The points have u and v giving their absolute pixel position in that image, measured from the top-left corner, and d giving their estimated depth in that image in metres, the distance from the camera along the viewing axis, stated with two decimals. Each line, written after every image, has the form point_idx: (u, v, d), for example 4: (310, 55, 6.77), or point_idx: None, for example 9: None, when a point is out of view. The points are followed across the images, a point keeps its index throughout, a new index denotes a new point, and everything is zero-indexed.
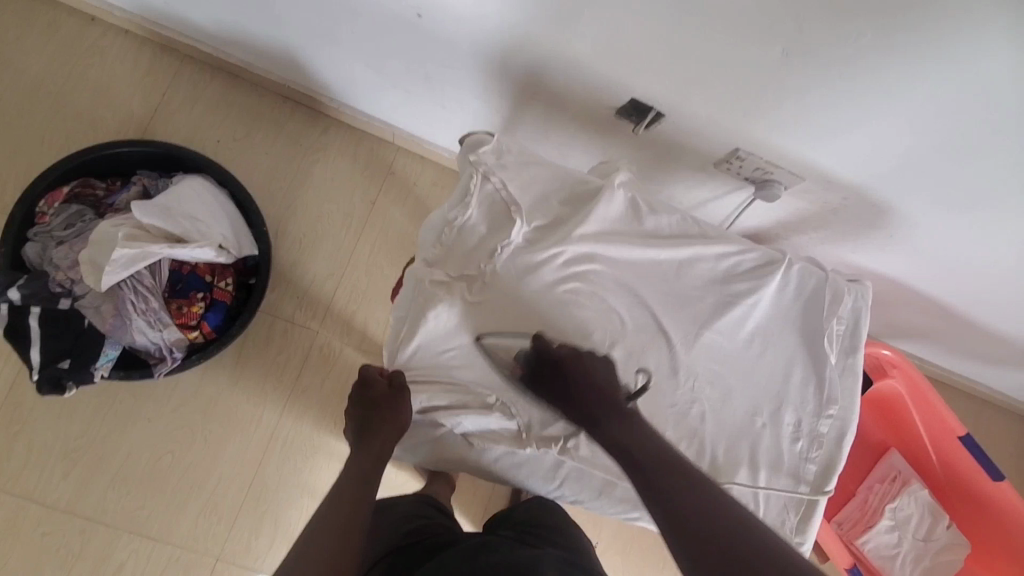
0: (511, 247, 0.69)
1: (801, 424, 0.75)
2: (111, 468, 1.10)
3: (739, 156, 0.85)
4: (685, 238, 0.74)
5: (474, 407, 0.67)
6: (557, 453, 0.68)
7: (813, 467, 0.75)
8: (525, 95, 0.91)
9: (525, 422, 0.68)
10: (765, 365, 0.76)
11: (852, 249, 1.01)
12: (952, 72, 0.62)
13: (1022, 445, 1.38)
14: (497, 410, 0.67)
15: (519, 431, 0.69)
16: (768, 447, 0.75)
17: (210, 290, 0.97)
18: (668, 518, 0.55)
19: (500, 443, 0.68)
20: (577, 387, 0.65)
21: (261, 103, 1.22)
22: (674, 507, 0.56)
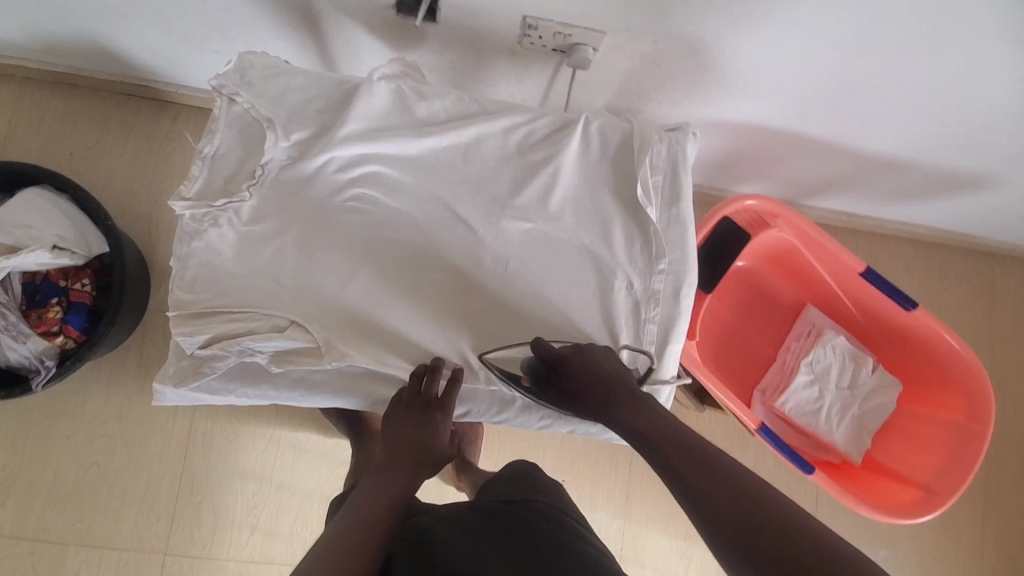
0: (271, 164, 0.66)
1: (634, 285, 0.72)
2: (43, 489, 1.13)
3: (531, 25, 0.80)
4: (466, 117, 0.71)
5: (263, 330, 0.63)
6: (361, 361, 0.65)
7: (654, 326, 0.71)
8: (312, 19, 0.87)
9: (324, 337, 0.64)
10: (583, 232, 0.72)
11: (703, 103, 0.95)
12: None
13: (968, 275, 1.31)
14: (291, 329, 0.64)
15: (318, 348, 0.65)
16: (603, 315, 0.71)
17: (66, 294, 0.98)
18: (680, 480, 0.55)
19: (300, 363, 0.64)
20: (588, 382, 0.65)
21: (105, 106, 1.20)
22: (688, 468, 0.55)
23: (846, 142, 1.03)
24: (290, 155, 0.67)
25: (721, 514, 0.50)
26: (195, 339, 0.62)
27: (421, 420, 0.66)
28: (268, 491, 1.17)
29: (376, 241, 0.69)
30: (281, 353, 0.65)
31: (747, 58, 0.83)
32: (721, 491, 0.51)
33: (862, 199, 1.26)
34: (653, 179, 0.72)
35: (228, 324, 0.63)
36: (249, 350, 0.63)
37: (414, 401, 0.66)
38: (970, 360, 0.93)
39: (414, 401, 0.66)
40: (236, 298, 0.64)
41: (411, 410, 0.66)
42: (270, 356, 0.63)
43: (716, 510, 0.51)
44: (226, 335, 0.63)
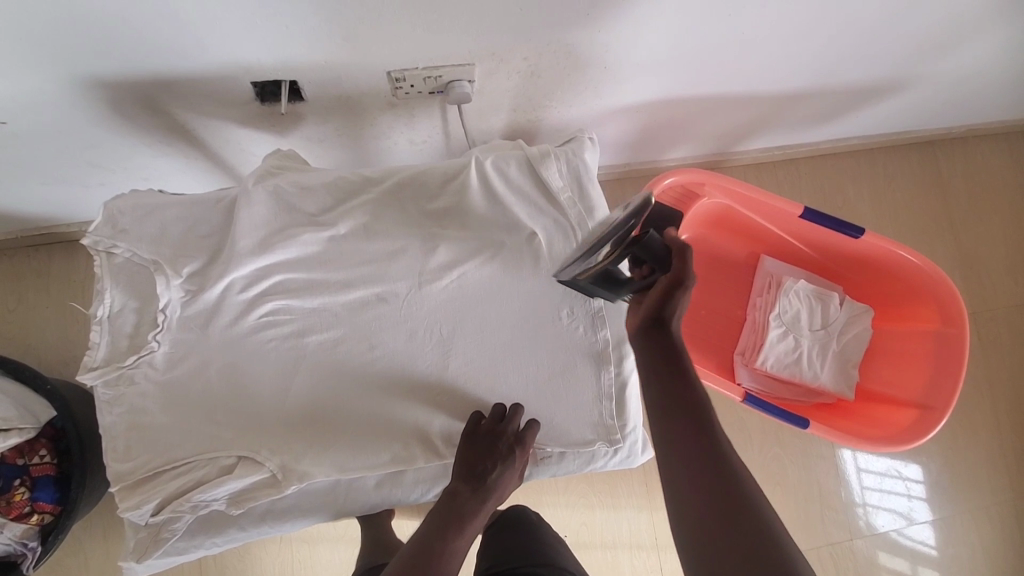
0: (171, 306, 0.63)
1: (575, 310, 0.71)
2: None
3: (398, 78, 0.77)
4: (357, 198, 0.67)
5: (212, 477, 0.61)
6: (325, 474, 0.63)
7: (605, 343, 0.70)
8: (183, 131, 0.83)
9: (277, 463, 0.62)
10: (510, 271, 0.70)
11: (598, 96, 0.93)
12: None
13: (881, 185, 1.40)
14: (239, 467, 0.62)
15: (275, 475, 0.63)
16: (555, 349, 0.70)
17: (27, 471, 0.94)
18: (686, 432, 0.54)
19: (261, 496, 0.63)
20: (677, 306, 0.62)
21: (16, 263, 1.16)
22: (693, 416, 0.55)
23: (749, 91, 1.02)
24: (193, 286, 0.64)
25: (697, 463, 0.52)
26: (139, 513, 0.61)
27: (487, 461, 0.64)
28: None
29: (301, 350, 0.67)
30: (239, 492, 0.63)
31: (621, 46, 0.81)
32: (706, 442, 0.53)
33: (789, 131, 1.25)
34: (561, 200, 0.69)
35: (166, 487, 0.60)
36: (201, 505, 0.61)
37: (482, 435, 0.65)
38: (928, 268, 0.93)
39: (479, 436, 0.65)
40: (175, 453, 0.62)
41: (477, 449, 0.64)
42: (228, 500, 0.62)
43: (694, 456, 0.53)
44: (168, 498, 0.61)
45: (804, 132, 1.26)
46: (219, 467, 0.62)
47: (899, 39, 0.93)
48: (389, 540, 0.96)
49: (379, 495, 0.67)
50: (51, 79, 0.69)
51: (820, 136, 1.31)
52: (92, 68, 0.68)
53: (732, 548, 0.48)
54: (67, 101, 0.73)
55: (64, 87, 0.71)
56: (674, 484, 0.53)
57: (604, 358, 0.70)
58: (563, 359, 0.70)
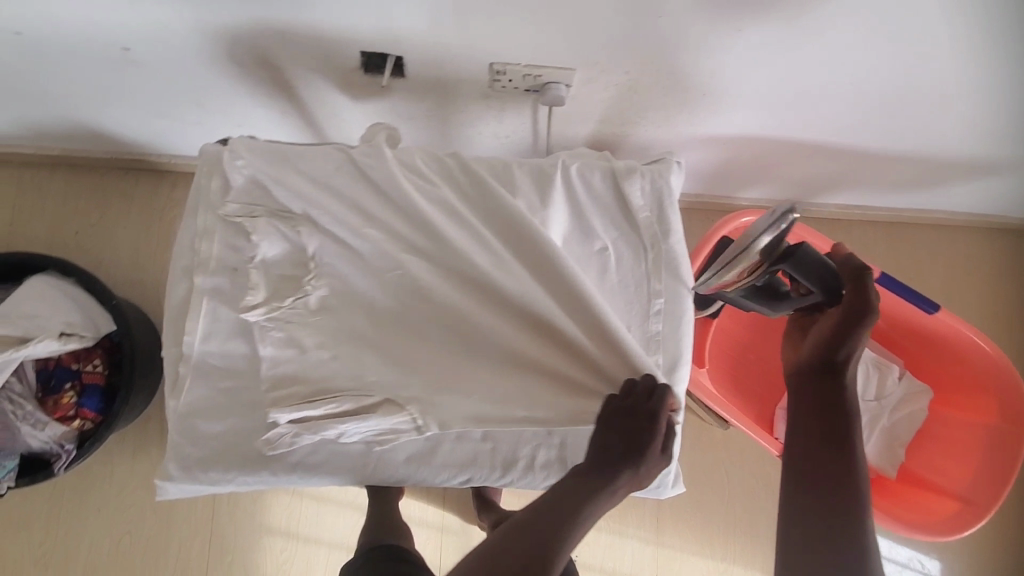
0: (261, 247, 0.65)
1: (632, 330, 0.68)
2: (80, 563, 1.15)
3: (499, 71, 0.79)
4: (439, 178, 0.68)
5: (358, 406, 0.62)
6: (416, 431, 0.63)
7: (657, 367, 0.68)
8: (285, 85, 0.87)
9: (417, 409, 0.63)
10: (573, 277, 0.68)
11: (689, 122, 0.92)
12: None
13: (960, 265, 1.34)
14: (381, 406, 0.63)
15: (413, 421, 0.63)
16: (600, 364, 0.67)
17: (79, 377, 0.99)
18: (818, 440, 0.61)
19: (397, 436, 0.63)
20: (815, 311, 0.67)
21: (106, 182, 1.23)
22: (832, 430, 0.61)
23: (846, 142, 0.99)
24: (272, 243, 0.65)
25: (823, 493, 0.58)
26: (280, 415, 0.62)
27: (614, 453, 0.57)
28: (294, 546, 1.19)
29: (347, 312, 0.65)
30: (374, 432, 0.63)
31: (723, 76, 0.80)
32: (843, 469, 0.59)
33: (874, 190, 1.20)
34: (640, 218, 0.68)
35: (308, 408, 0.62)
36: (336, 431, 0.62)
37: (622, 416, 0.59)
38: (1000, 360, 0.88)
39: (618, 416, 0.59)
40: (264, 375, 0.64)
41: (621, 424, 0.58)
42: (359, 434, 0.62)
43: (820, 486, 0.59)
44: (318, 416, 0.62)
45: (889, 195, 1.22)
46: (369, 403, 0.63)
47: (1014, 118, 0.89)
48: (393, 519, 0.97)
49: (407, 473, 0.65)
50: (181, 17, 0.73)
51: (905, 203, 1.27)
52: (219, 12, 0.71)
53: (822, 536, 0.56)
54: (189, 38, 0.77)
55: (192, 27, 0.75)
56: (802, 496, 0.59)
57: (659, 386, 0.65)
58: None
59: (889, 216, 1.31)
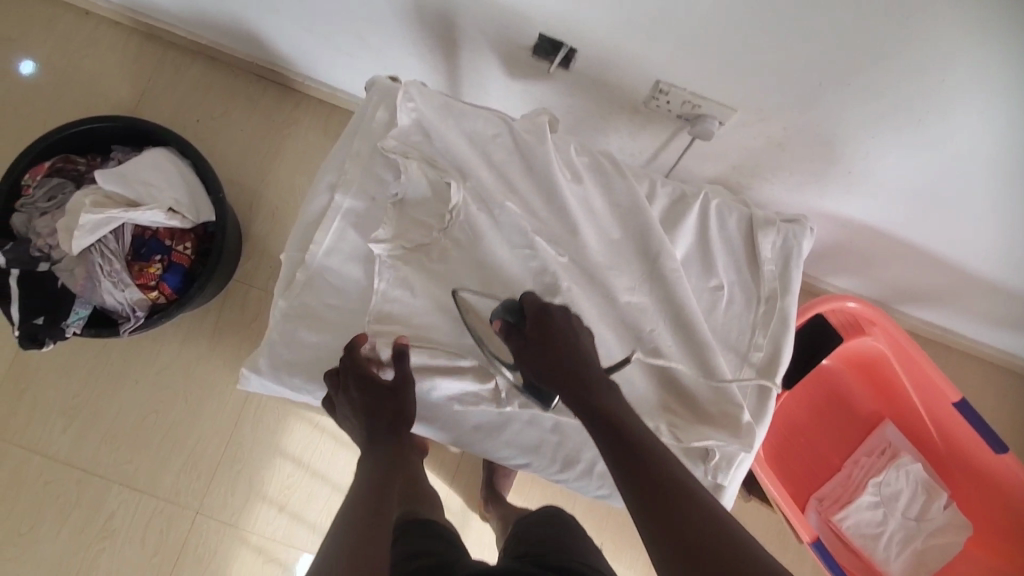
0: (406, 184, 0.67)
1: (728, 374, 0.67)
2: (103, 425, 1.19)
3: (663, 90, 0.80)
4: (586, 174, 0.69)
5: (450, 365, 0.65)
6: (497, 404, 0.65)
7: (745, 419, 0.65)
8: (450, 44, 0.90)
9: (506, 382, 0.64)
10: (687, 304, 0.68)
11: (819, 194, 0.92)
12: None
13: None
14: (473, 371, 0.65)
15: (497, 391, 0.65)
16: (686, 396, 0.68)
17: (169, 254, 1.04)
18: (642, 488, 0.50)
19: (478, 404, 0.66)
20: (561, 340, 0.60)
21: (237, 83, 1.28)
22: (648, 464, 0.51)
23: (957, 260, 0.99)
24: (417, 184, 0.67)
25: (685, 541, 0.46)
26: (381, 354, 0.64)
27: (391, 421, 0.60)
28: (301, 474, 1.21)
29: (466, 272, 0.68)
30: (459, 393, 0.66)
31: (873, 160, 0.80)
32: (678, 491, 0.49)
33: (964, 316, 1.18)
34: (764, 270, 0.69)
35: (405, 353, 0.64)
36: (428, 383, 0.65)
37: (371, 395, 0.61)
38: None
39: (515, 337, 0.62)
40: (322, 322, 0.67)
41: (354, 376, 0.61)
42: (450, 393, 0.65)
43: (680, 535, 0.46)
44: (415, 363, 0.65)
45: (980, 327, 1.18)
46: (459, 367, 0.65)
47: None
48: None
49: (473, 440, 0.67)
50: None
51: (989, 340, 1.24)
52: None
53: None
54: None
55: None
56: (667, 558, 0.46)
57: (737, 432, 0.65)
58: (698, 412, 0.67)
59: (968, 348, 1.28)
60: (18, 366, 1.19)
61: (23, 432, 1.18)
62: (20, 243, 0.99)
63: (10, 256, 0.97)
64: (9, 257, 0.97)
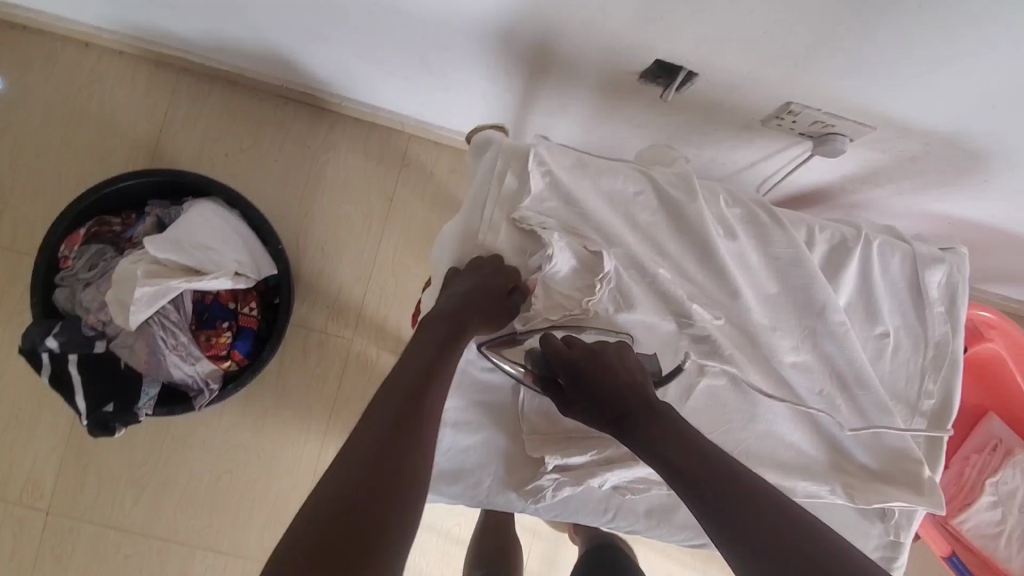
0: (551, 258, 0.59)
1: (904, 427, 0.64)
2: (176, 491, 1.14)
3: (792, 111, 0.72)
4: (740, 227, 0.63)
5: (619, 459, 0.60)
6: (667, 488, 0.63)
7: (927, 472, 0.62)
8: (537, 70, 0.80)
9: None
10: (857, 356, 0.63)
11: (938, 200, 0.85)
12: None
13: None
14: (642, 460, 0.61)
15: None
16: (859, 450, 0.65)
17: (235, 318, 0.97)
18: (725, 523, 0.47)
19: (649, 489, 0.63)
20: (603, 378, 0.57)
21: (264, 108, 1.16)
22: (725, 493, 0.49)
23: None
24: (565, 260, 0.60)
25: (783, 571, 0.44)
26: (547, 463, 0.62)
27: (437, 323, 0.58)
28: None
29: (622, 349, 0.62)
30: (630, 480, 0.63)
31: (1016, 171, 0.74)
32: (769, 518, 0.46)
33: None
34: (932, 312, 0.64)
35: (569, 455, 0.61)
36: (600, 480, 0.61)
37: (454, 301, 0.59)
38: None
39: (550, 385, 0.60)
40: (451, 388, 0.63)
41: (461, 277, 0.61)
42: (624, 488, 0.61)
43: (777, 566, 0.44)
44: (584, 464, 0.61)
45: None
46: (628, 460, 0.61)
47: None
48: (508, 534, 0.98)
49: (644, 522, 0.65)
50: None
51: None
52: None
53: None
54: (469, 6, 0.70)
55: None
56: None
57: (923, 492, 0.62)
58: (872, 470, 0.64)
59: None
60: (75, 441, 1.12)
61: (94, 507, 1.12)
62: (71, 323, 0.90)
63: (63, 340, 0.89)
64: (62, 340, 0.89)
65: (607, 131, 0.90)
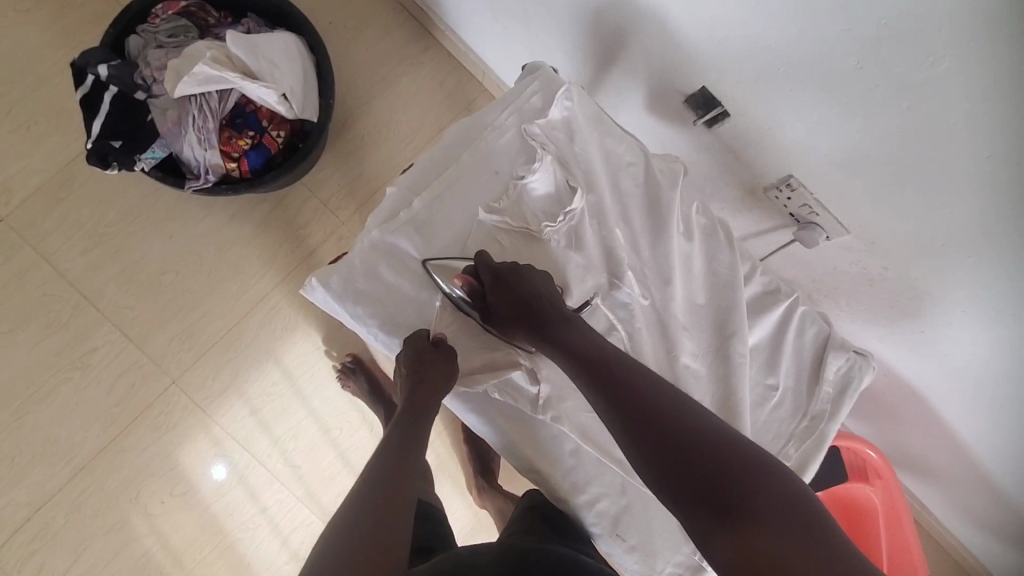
0: (535, 174, 0.67)
1: None
2: (121, 263, 1.19)
3: (790, 186, 0.81)
4: (698, 237, 0.71)
5: (503, 362, 0.66)
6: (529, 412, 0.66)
7: None
8: (608, 60, 0.91)
9: (548, 392, 0.66)
10: (743, 390, 0.69)
11: (880, 340, 0.92)
12: (1000, 151, 0.58)
13: None
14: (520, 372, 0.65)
15: (536, 399, 0.66)
16: None
17: (261, 134, 1.05)
18: (618, 406, 0.54)
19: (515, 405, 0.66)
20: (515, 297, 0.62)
21: (381, 5, 1.30)
22: (620, 382, 0.55)
23: (995, 471, 0.94)
24: (545, 180, 0.67)
25: (660, 440, 0.50)
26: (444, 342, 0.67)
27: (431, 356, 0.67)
28: (284, 387, 1.22)
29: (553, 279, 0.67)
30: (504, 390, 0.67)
31: (948, 336, 0.81)
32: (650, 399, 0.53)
33: (979, 527, 1.10)
34: (820, 390, 0.71)
35: (459, 340, 0.66)
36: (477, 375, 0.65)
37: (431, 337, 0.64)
38: None
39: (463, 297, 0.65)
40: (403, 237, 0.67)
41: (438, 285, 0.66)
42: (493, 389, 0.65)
43: (656, 437, 0.50)
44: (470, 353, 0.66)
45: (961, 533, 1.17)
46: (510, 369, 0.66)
47: None
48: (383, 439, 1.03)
49: (496, 438, 0.69)
50: None
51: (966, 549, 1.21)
52: None
53: (686, 482, 0.48)
54: None
55: None
56: (649, 459, 0.50)
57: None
58: None
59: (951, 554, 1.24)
60: (67, 174, 1.19)
61: (45, 237, 1.17)
62: (127, 65, 0.99)
63: (113, 73, 0.97)
64: (112, 73, 0.97)
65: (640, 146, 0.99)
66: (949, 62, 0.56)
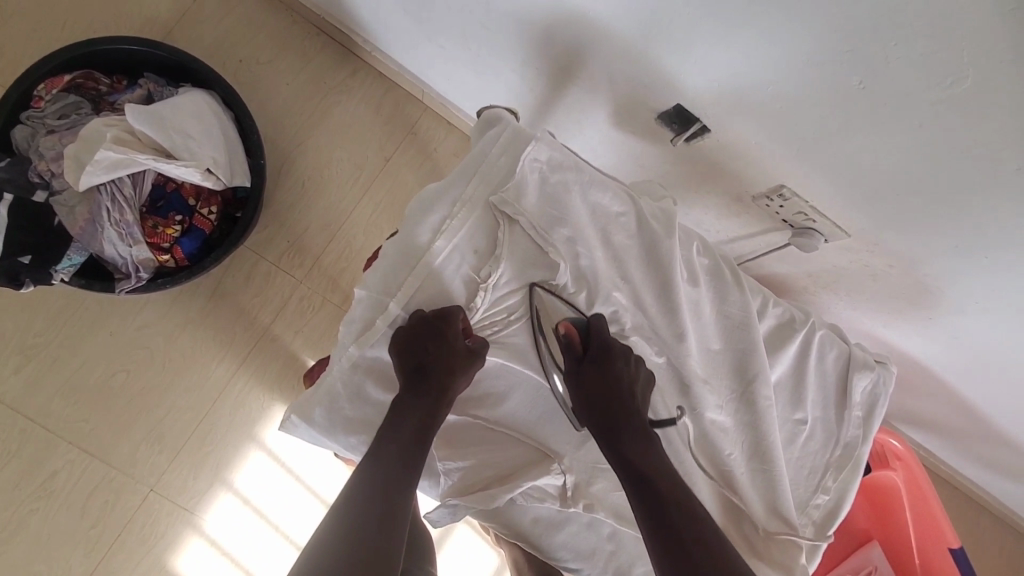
0: (516, 249, 0.59)
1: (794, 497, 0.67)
2: (62, 375, 1.06)
3: (782, 195, 0.76)
4: (705, 278, 0.65)
5: (524, 458, 0.64)
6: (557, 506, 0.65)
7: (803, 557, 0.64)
8: (565, 78, 0.82)
9: (574, 480, 0.64)
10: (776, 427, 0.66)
11: (884, 325, 0.90)
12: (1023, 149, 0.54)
13: None
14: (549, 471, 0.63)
15: (564, 489, 0.64)
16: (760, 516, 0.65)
17: (191, 216, 0.93)
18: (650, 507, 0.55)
19: (544, 502, 0.65)
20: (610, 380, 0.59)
21: (294, 31, 1.16)
22: (652, 480, 0.56)
23: (1005, 427, 0.96)
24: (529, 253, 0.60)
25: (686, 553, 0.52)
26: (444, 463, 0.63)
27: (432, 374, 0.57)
28: (275, 471, 1.13)
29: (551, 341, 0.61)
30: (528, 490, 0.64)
31: (959, 319, 0.79)
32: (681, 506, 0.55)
33: (987, 474, 1.13)
34: (850, 413, 0.69)
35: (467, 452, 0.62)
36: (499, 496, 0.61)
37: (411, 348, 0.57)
38: None
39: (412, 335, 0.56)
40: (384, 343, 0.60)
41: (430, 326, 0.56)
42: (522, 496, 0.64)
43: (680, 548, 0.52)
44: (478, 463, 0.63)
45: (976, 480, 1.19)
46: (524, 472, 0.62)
47: None
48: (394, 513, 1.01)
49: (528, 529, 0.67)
50: None
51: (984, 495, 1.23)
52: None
53: None
54: None
55: None
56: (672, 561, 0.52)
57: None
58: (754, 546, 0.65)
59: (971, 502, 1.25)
60: None
61: None
62: (19, 163, 0.86)
63: (4, 176, 0.85)
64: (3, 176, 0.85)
65: (611, 160, 0.92)
66: (968, 66, 0.50)
